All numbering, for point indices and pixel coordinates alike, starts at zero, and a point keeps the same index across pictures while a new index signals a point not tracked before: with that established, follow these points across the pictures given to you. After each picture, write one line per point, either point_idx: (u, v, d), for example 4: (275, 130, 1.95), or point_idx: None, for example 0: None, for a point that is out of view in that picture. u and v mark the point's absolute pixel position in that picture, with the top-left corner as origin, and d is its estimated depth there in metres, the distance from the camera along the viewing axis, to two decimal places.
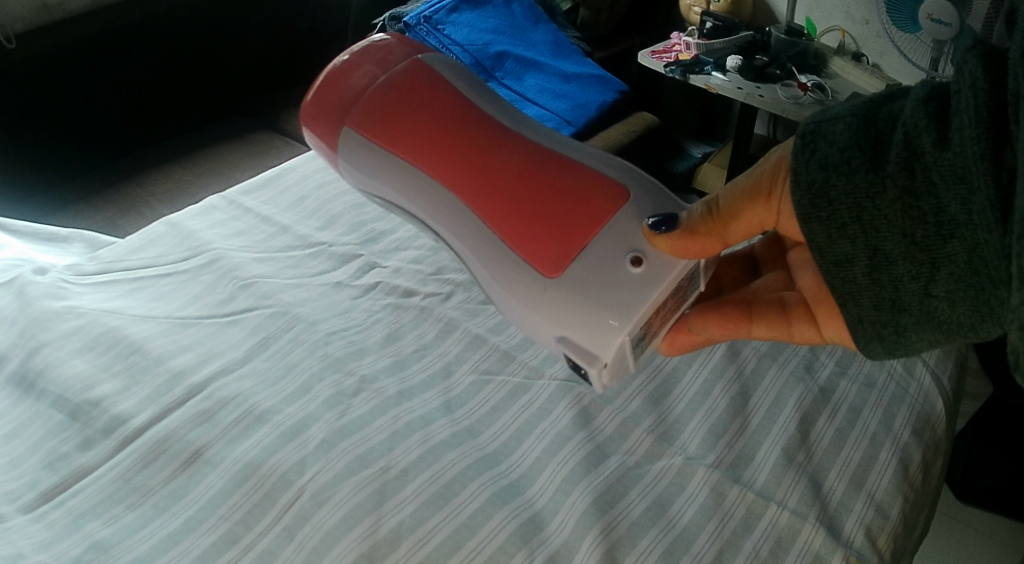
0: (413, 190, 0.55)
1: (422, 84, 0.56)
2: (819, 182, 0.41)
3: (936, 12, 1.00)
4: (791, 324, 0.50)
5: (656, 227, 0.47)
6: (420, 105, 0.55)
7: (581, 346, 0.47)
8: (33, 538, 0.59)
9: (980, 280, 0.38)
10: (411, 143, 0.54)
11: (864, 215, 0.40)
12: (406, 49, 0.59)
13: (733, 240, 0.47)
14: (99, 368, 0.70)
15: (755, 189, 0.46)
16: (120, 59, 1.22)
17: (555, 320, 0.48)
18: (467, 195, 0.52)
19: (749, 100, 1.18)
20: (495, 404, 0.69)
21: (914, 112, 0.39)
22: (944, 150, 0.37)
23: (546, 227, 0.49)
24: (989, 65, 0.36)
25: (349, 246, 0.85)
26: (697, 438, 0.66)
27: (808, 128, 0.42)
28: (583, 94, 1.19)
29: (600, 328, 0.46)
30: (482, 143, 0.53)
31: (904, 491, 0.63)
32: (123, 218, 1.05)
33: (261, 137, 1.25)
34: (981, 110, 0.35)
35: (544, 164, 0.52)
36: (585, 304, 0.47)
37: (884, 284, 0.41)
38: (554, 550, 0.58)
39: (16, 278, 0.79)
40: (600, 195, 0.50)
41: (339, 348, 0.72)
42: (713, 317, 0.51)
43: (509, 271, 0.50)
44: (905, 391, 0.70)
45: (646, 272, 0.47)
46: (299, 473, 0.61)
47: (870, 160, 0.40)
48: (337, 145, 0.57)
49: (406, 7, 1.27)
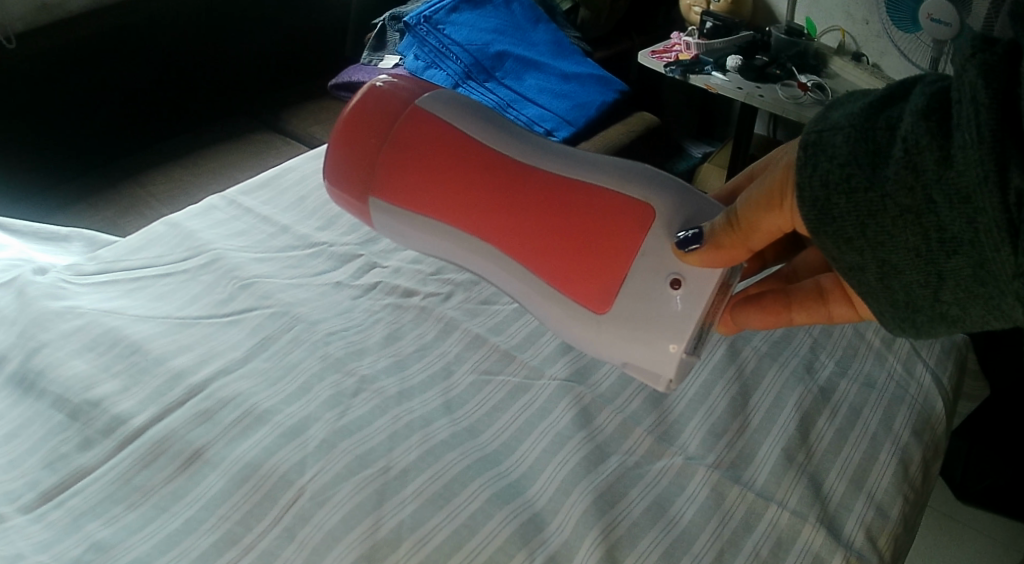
0: (451, 244, 0.54)
1: (430, 133, 0.53)
2: (822, 200, 0.40)
3: (936, 12, 1.00)
4: (829, 308, 0.51)
5: (685, 246, 0.46)
6: (436, 162, 0.53)
7: (646, 368, 0.50)
8: (33, 538, 0.58)
9: (989, 290, 0.37)
10: (439, 201, 0.53)
11: (868, 231, 0.39)
12: (402, 92, 0.55)
13: (761, 243, 0.45)
14: (99, 367, 0.70)
15: (767, 199, 0.43)
16: (120, 58, 1.22)
17: (616, 351, 0.50)
18: (506, 246, 0.52)
19: (749, 100, 1.18)
20: (495, 404, 0.69)
21: (913, 126, 0.37)
22: (946, 167, 0.36)
23: (585, 264, 0.49)
24: (989, 76, 0.34)
25: (349, 246, 0.85)
26: (697, 438, 0.66)
27: (809, 138, 0.40)
28: (583, 94, 1.18)
29: (658, 354, 0.48)
30: (503, 187, 0.52)
31: (904, 492, 0.63)
32: (122, 218, 1.05)
33: (260, 137, 1.25)
34: (983, 130, 0.34)
35: (568, 196, 0.50)
36: (636, 335, 0.48)
37: (896, 290, 0.40)
38: (554, 549, 0.58)
39: (16, 278, 0.79)
40: (630, 221, 0.49)
41: (339, 349, 0.72)
42: (752, 313, 0.53)
43: (558, 306, 0.51)
44: (905, 391, 0.70)
45: (687, 294, 0.47)
46: (299, 473, 0.61)
47: (871, 177, 0.38)
48: (367, 213, 0.56)
49: (406, 8, 1.28)
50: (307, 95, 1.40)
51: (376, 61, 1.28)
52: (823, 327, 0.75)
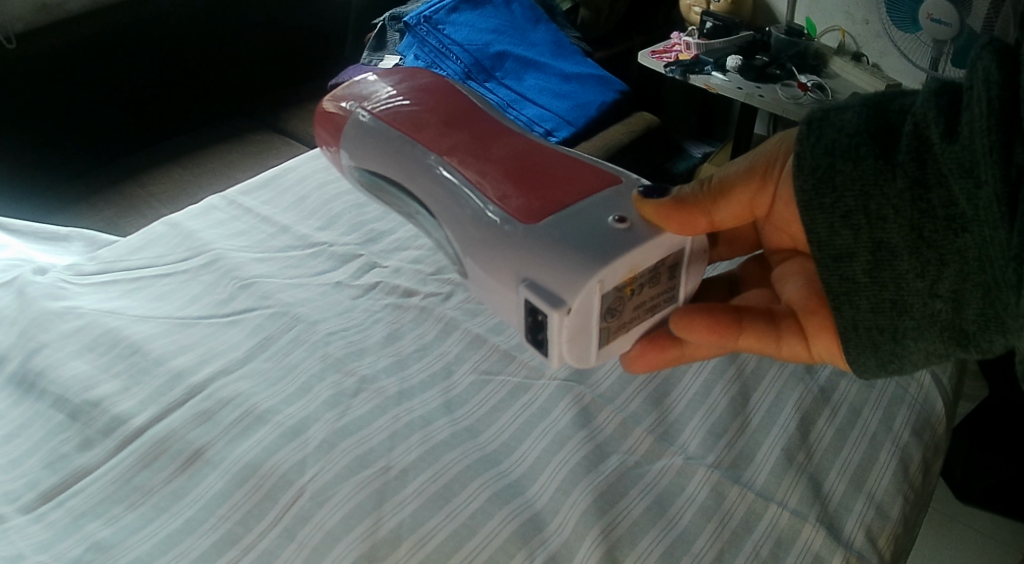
0: (413, 163, 0.59)
1: (451, 97, 0.65)
2: (824, 167, 0.43)
3: (935, 12, 1.00)
4: (778, 335, 0.48)
5: (648, 193, 0.48)
6: (443, 109, 0.63)
7: (548, 290, 0.46)
8: (32, 538, 0.59)
9: (987, 280, 0.39)
10: (425, 128, 0.61)
11: (872, 204, 0.42)
12: (445, 85, 0.67)
13: (723, 220, 0.50)
14: (99, 368, 0.70)
15: (751, 168, 0.49)
16: (122, 58, 1.22)
17: (530, 268, 0.48)
18: (462, 164, 0.56)
19: (749, 100, 1.18)
20: (495, 404, 0.69)
21: (924, 105, 0.40)
22: (952, 143, 0.38)
23: (539, 188, 0.52)
24: (1004, 58, 0.36)
25: (350, 246, 0.85)
26: (697, 438, 0.66)
27: (818, 115, 0.44)
28: (582, 94, 1.19)
29: (572, 271, 0.45)
30: (489, 135, 0.59)
31: (904, 491, 0.63)
32: (123, 218, 1.05)
33: (260, 137, 1.25)
34: (991, 102, 0.35)
35: (544, 152, 0.56)
36: (559, 253, 0.47)
37: (887, 280, 0.42)
38: (554, 550, 0.58)
39: (16, 278, 0.79)
40: (592, 170, 0.53)
41: (339, 349, 0.72)
42: (701, 318, 0.47)
43: (490, 219, 0.51)
44: (905, 391, 0.70)
45: (626, 229, 0.47)
46: (299, 473, 0.61)
47: (878, 150, 0.41)
48: (361, 129, 0.65)
49: (406, 7, 1.29)
50: (306, 95, 1.40)
51: (376, 61, 1.27)
52: None
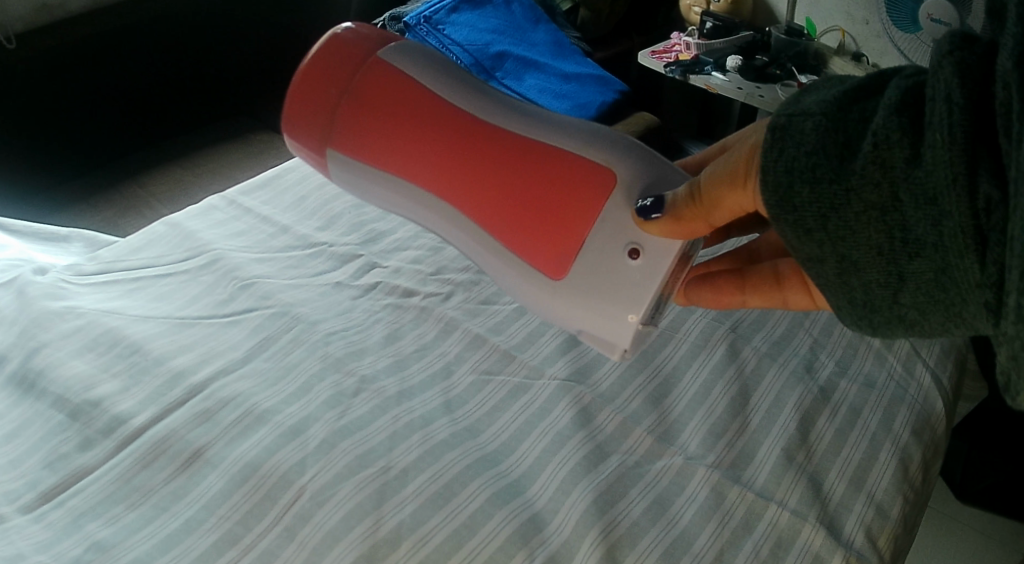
0: (412, 202, 0.54)
1: (394, 81, 0.52)
2: (785, 186, 0.38)
3: (936, 12, 1.00)
4: (783, 294, 0.51)
5: (645, 214, 0.46)
6: (396, 113, 0.52)
7: (600, 337, 0.50)
8: (33, 538, 0.58)
9: (949, 297, 0.36)
10: (396, 155, 0.53)
11: (830, 224, 0.38)
12: (366, 42, 0.53)
13: (723, 219, 0.45)
14: (99, 367, 0.70)
15: (732, 176, 0.42)
16: (121, 57, 1.22)
17: (575, 319, 0.50)
18: (461, 203, 0.52)
19: (749, 100, 1.18)
20: (495, 404, 0.69)
21: (885, 121, 0.36)
22: (916, 167, 0.35)
23: (545, 228, 0.49)
24: (966, 75, 0.33)
25: (350, 246, 0.85)
26: (697, 438, 0.66)
27: (778, 122, 0.39)
28: (583, 94, 1.19)
29: (616, 322, 0.49)
30: (462, 145, 0.51)
31: (904, 491, 0.63)
32: (123, 218, 1.05)
33: (260, 137, 1.25)
34: (955, 130, 0.33)
35: (525, 155, 0.50)
36: (596, 304, 0.49)
37: (853, 288, 0.39)
38: (554, 550, 0.58)
39: (16, 278, 0.79)
40: (589, 183, 0.49)
41: (340, 349, 0.72)
42: (706, 290, 0.54)
43: (518, 277, 0.51)
44: (905, 391, 0.70)
45: (645, 264, 0.47)
46: (299, 473, 0.61)
47: (836, 169, 0.37)
48: (327, 165, 0.55)
49: (406, 7, 1.27)
50: None
51: None
52: (822, 327, 0.76)
